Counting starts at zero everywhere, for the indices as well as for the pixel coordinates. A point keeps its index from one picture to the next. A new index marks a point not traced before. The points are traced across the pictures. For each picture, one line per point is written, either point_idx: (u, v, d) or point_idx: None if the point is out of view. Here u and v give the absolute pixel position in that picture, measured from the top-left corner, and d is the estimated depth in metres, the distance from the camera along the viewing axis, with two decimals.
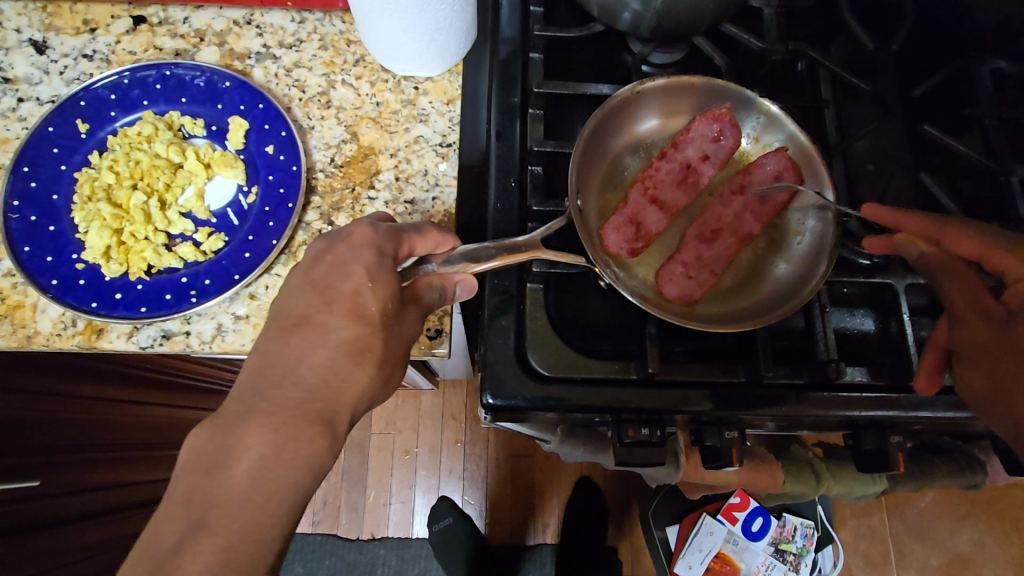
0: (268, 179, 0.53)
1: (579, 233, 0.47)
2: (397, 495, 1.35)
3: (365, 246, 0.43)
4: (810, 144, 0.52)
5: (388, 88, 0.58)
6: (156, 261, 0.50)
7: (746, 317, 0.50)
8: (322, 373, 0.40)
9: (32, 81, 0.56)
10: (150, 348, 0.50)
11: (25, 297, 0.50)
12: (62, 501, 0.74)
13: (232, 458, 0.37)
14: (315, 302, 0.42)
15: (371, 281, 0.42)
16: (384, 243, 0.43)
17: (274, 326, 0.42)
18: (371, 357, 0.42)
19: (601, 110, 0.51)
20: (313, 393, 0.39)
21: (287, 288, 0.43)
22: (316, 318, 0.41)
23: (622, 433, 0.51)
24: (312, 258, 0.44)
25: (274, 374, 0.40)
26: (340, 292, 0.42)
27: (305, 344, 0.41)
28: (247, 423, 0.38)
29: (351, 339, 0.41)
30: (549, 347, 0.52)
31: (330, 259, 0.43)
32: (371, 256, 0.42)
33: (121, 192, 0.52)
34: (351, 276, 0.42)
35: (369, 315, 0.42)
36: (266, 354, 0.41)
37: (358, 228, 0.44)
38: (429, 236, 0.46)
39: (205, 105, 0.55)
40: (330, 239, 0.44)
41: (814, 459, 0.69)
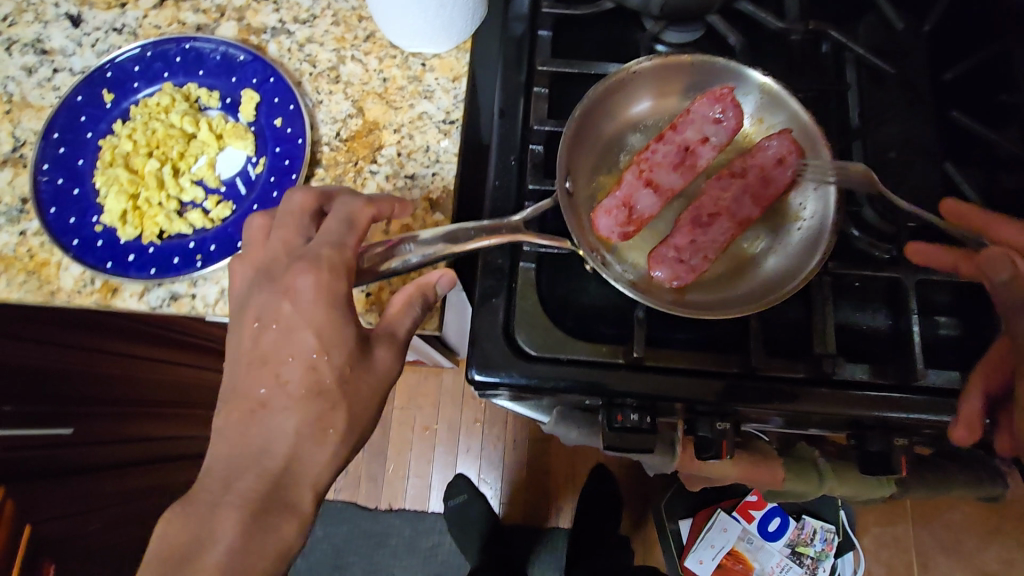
0: (275, 151, 0.55)
1: (565, 213, 0.48)
2: (415, 470, 1.39)
3: (313, 302, 0.44)
4: (812, 123, 0.50)
5: (395, 64, 0.58)
6: (167, 226, 0.53)
7: (731, 306, 0.49)
8: (287, 454, 0.43)
9: (67, 53, 0.59)
10: (159, 308, 0.52)
11: (51, 256, 0.53)
12: (94, 451, 0.81)
13: (203, 540, 0.39)
14: (271, 382, 0.44)
15: (323, 348, 0.44)
16: (337, 290, 0.44)
17: (233, 409, 0.44)
18: (333, 431, 0.44)
19: (600, 87, 0.50)
20: (280, 482, 0.42)
21: (237, 363, 0.45)
22: (274, 403, 0.44)
23: (612, 418, 0.52)
24: (260, 324, 0.45)
25: (240, 459, 0.43)
26: (292, 368, 0.44)
27: (266, 432, 0.43)
28: (217, 506, 0.41)
29: (310, 417, 0.43)
30: (540, 327, 0.52)
31: (280, 327, 0.45)
32: (321, 317, 0.44)
33: (138, 159, 0.54)
34: (302, 346, 0.44)
35: (327, 387, 0.44)
36: (229, 440, 0.43)
37: (299, 278, 0.44)
38: (361, 225, 0.47)
39: (220, 79, 0.57)
40: (275, 293, 0.45)
41: (820, 459, 0.66)
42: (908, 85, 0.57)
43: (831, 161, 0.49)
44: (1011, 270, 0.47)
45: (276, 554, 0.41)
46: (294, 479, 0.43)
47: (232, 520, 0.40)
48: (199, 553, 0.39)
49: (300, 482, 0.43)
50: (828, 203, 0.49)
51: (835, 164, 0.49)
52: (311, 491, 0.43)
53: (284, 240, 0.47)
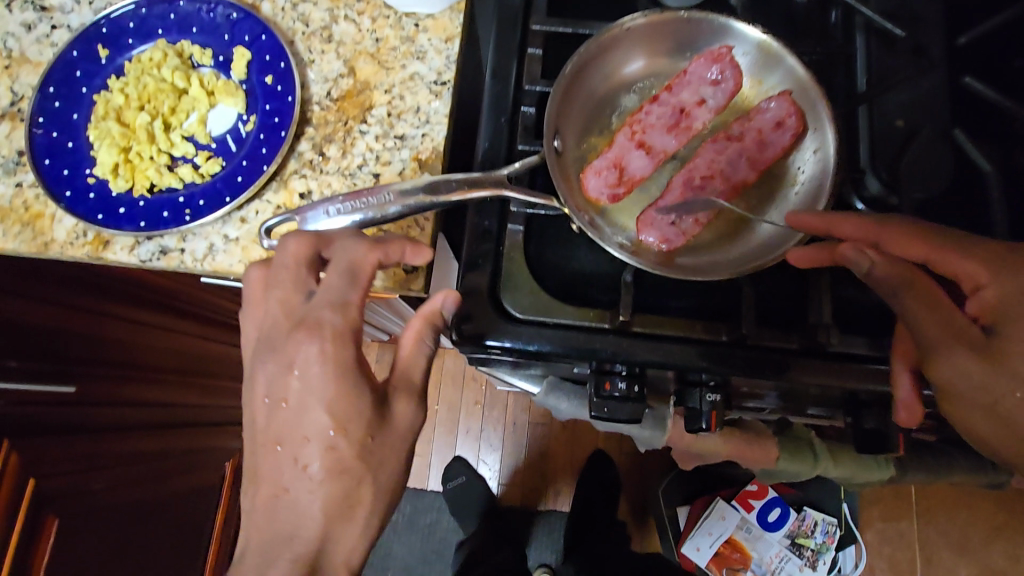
0: (265, 109, 0.54)
1: (551, 168, 0.47)
2: (415, 449, 1.40)
3: (322, 375, 0.43)
4: (811, 78, 0.48)
5: (388, 24, 0.58)
6: (158, 180, 0.53)
7: (721, 269, 0.48)
8: (319, 537, 0.42)
9: (65, 10, 0.59)
10: (149, 262, 0.53)
11: (46, 208, 0.54)
12: (94, 411, 0.82)
13: None
14: (287, 461, 0.43)
15: (338, 422, 0.43)
16: (340, 355, 0.43)
17: (258, 493, 0.43)
18: (359, 505, 0.43)
19: (594, 42, 0.49)
20: (311, 565, 0.41)
21: (253, 442, 0.45)
22: (295, 488, 0.43)
23: (600, 386, 0.51)
24: (270, 401, 0.45)
25: (272, 544, 0.42)
26: (308, 450, 0.43)
27: (294, 516, 0.42)
28: None
29: (337, 494, 0.43)
30: (524, 291, 0.51)
31: (292, 404, 0.43)
32: (332, 392, 0.43)
33: (130, 113, 0.54)
34: (315, 422, 0.43)
35: (350, 464, 0.43)
36: (257, 526, 0.43)
37: (302, 349, 0.43)
38: (363, 279, 0.44)
39: (213, 37, 0.57)
40: (279, 366, 0.44)
41: (816, 440, 0.66)
42: (918, 50, 0.55)
43: (828, 117, 0.48)
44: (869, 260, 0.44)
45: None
46: (326, 558, 0.42)
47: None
48: None
49: (333, 555, 0.43)
50: (828, 161, 0.47)
51: (832, 122, 0.47)
52: (343, 562, 0.43)
53: (280, 297, 0.46)
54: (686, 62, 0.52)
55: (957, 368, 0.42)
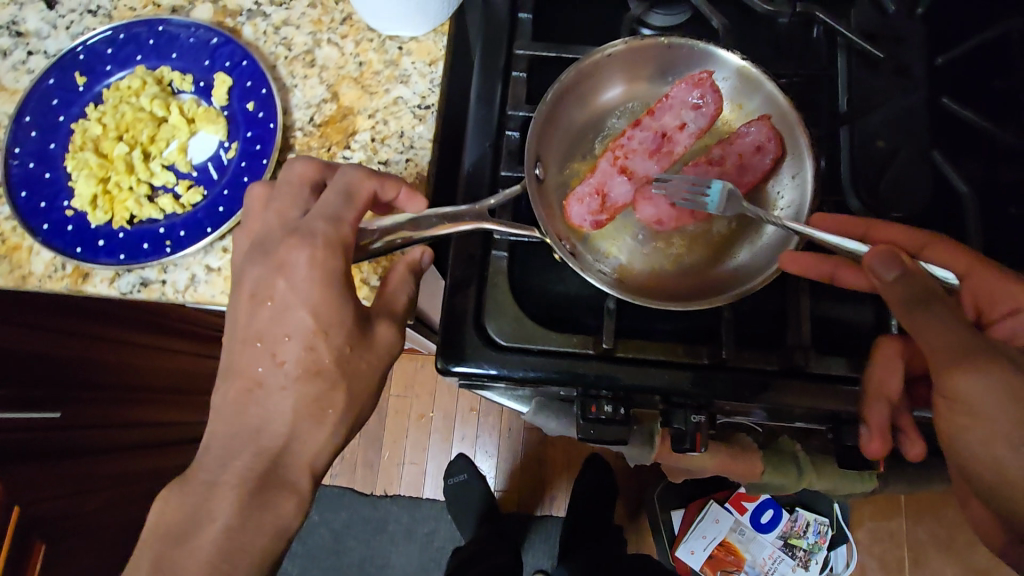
0: (247, 136, 0.54)
1: (533, 197, 0.46)
2: (411, 457, 1.39)
3: (307, 283, 0.46)
4: (790, 105, 0.47)
5: (371, 48, 0.57)
6: (138, 211, 0.52)
7: (700, 296, 0.47)
8: (285, 434, 0.45)
9: (42, 35, 0.59)
10: (130, 295, 0.52)
11: (23, 240, 0.53)
12: (85, 434, 0.81)
13: (198, 521, 0.43)
14: (266, 359, 0.46)
15: (320, 326, 0.46)
16: (328, 263, 0.46)
17: (235, 388, 0.47)
18: (332, 411, 0.46)
19: (574, 69, 0.48)
20: (275, 460, 0.45)
21: (234, 340, 0.48)
22: (271, 383, 0.46)
23: (586, 409, 0.51)
24: (253, 298, 0.47)
25: (240, 437, 0.46)
26: (288, 348, 0.46)
27: (266, 411, 0.46)
28: (211, 487, 0.44)
29: (309, 398, 0.46)
30: (510, 316, 0.51)
31: (275, 303, 0.46)
32: (316, 295, 0.45)
33: (107, 143, 0.53)
34: (297, 321, 0.46)
35: (325, 366, 0.46)
36: (224, 421, 0.46)
37: (292, 255, 0.46)
38: (359, 204, 0.48)
39: (193, 62, 0.56)
40: (270, 269, 0.47)
41: (800, 451, 0.63)
42: (902, 68, 0.55)
43: (807, 145, 0.47)
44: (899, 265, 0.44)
45: (271, 531, 0.44)
46: (290, 458, 0.46)
47: (227, 501, 0.43)
48: (195, 532, 0.43)
49: (294, 461, 0.46)
50: (805, 194, 0.47)
51: (810, 152, 0.46)
52: (305, 471, 0.47)
53: (275, 209, 0.48)
54: (668, 85, 0.52)
55: (985, 382, 0.41)
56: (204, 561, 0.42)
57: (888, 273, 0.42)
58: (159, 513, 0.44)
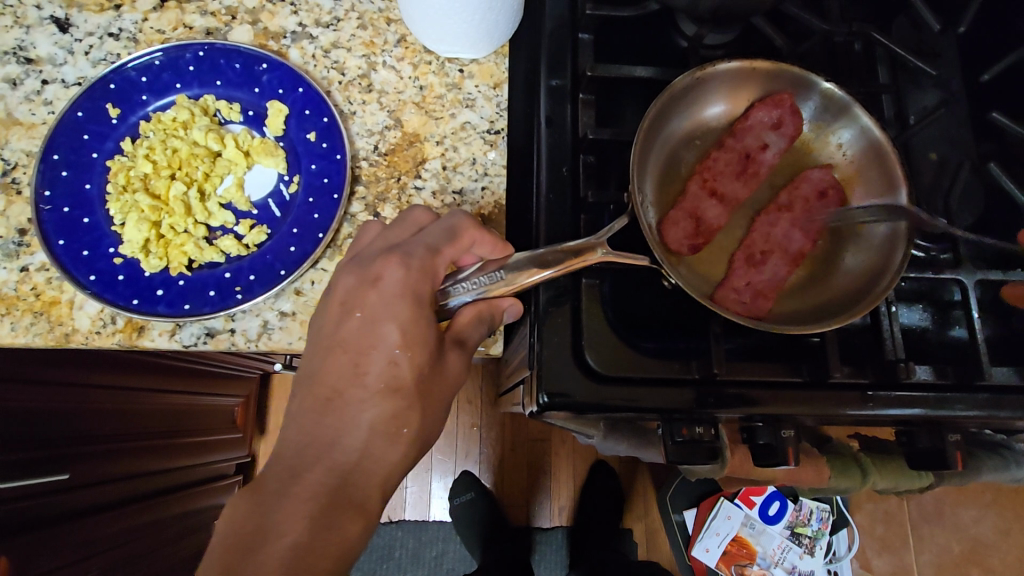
0: (311, 168, 0.50)
1: (643, 230, 0.45)
2: (414, 478, 1.36)
3: (399, 294, 0.39)
4: (885, 137, 0.49)
5: (431, 71, 0.55)
6: (197, 255, 0.48)
7: (809, 319, 0.49)
8: (357, 454, 0.37)
9: (56, 61, 0.52)
10: (193, 346, 0.48)
11: (61, 293, 0.47)
12: (95, 492, 0.73)
13: (263, 539, 0.35)
14: (348, 371, 0.39)
15: (404, 345, 0.38)
16: (419, 286, 0.39)
17: (309, 397, 0.39)
18: (407, 432, 0.39)
19: (666, 93, 0.49)
20: (346, 478, 0.37)
21: (315, 348, 0.40)
22: (350, 394, 0.38)
23: (674, 431, 0.49)
24: (342, 302, 0.40)
25: (308, 453, 0.37)
26: (373, 360, 0.38)
27: (342, 425, 0.38)
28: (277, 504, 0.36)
29: (387, 415, 0.38)
30: (603, 344, 0.50)
31: (362, 313, 0.39)
32: (406, 310, 0.39)
33: (160, 182, 0.50)
34: (385, 338, 0.38)
35: (407, 385, 0.38)
36: (296, 430, 0.38)
37: (389, 267, 0.39)
38: (464, 237, 0.42)
39: (241, 89, 0.52)
40: (362, 280, 0.40)
41: (859, 454, 0.68)
42: (941, 87, 0.58)
43: (902, 181, 0.49)
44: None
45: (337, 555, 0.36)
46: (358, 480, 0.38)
47: (295, 513, 0.35)
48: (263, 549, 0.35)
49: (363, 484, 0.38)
50: (898, 209, 0.49)
51: (905, 183, 0.49)
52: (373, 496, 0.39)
53: (386, 232, 0.43)
54: (745, 107, 0.52)
55: None
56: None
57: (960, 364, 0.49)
58: (230, 521, 0.36)
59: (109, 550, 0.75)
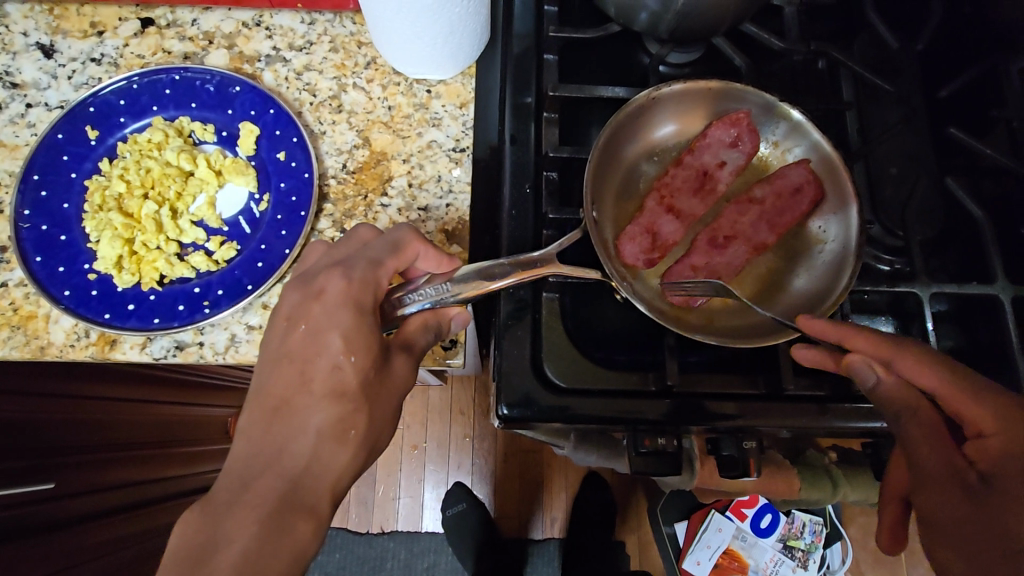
0: (280, 187, 0.52)
1: (595, 246, 0.46)
2: (406, 489, 1.35)
3: (341, 303, 0.40)
4: (835, 153, 0.51)
5: (400, 92, 0.57)
6: (168, 271, 0.50)
7: (765, 331, 0.49)
8: (305, 461, 0.39)
9: (40, 86, 0.55)
10: (163, 359, 0.49)
11: (38, 308, 0.49)
12: (82, 501, 0.74)
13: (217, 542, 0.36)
14: (294, 382, 0.40)
15: (347, 349, 0.40)
16: (361, 295, 0.41)
17: (256, 409, 0.40)
18: (355, 435, 0.40)
19: (620, 114, 0.51)
20: (295, 484, 0.38)
21: (264, 362, 0.42)
22: (297, 401, 0.40)
23: (638, 442, 0.50)
24: (288, 315, 0.42)
25: (263, 457, 0.39)
26: (318, 368, 0.40)
27: (289, 431, 0.39)
28: (231, 509, 0.37)
29: (334, 419, 0.39)
30: (563, 357, 0.51)
31: (306, 324, 0.41)
32: (349, 318, 0.40)
33: (133, 202, 0.51)
34: (328, 348, 0.40)
35: (351, 390, 0.40)
36: (250, 441, 0.39)
37: (331, 279, 0.41)
38: (408, 250, 0.44)
39: (215, 111, 0.54)
40: (306, 295, 0.41)
41: (832, 467, 0.69)
42: (902, 103, 0.59)
43: (852, 200, 0.50)
44: (876, 375, 0.43)
45: (291, 556, 0.37)
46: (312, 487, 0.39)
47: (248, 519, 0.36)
48: (216, 553, 0.35)
49: (317, 490, 0.39)
50: (850, 226, 0.50)
51: (855, 197, 0.50)
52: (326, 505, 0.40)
53: (332, 249, 0.45)
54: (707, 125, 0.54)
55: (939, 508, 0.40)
56: None
57: (868, 380, 0.43)
58: (178, 538, 0.36)
59: (94, 560, 0.75)
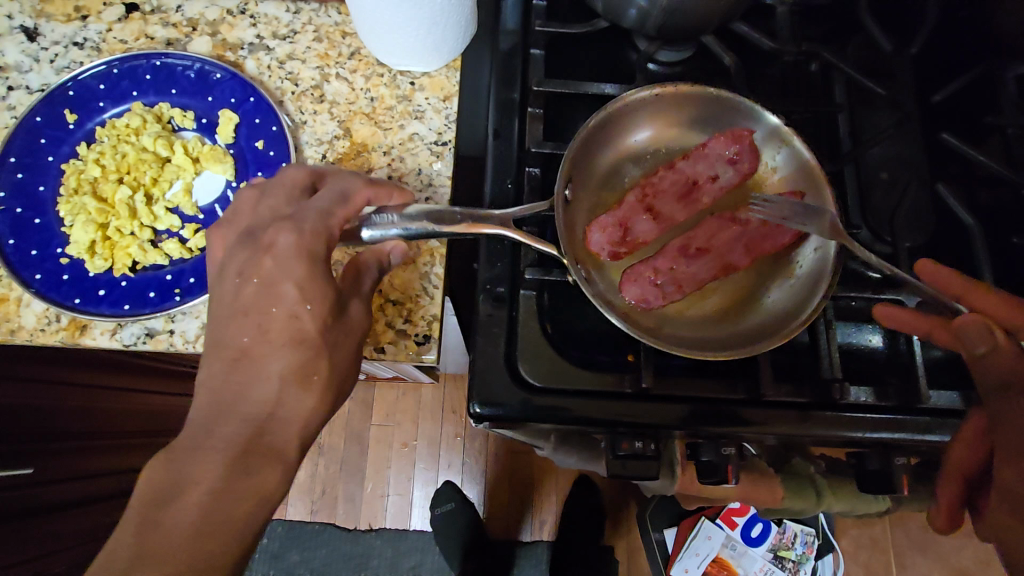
0: (257, 176, 0.51)
1: (559, 227, 0.46)
2: (395, 487, 1.34)
3: (294, 254, 0.41)
4: (827, 185, 0.49)
5: (383, 83, 0.56)
6: (141, 257, 0.49)
7: (719, 344, 0.48)
8: (269, 412, 0.39)
9: (22, 69, 0.54)
10: (134, 346, 0.48)
11: (10, 291, 0.48)
12: (62, 488, 0.73)
13: (178, 490, 0.36)
14: (252, 331, 0.40)
15: (304, 300, 0.40)
16: (313, 247, 0.41)
17: (215, 359, 0.40)
18: (318, 378, 0.40)
19: (616, 103, 0.50)
20: (260, 428, 0.39)
21: (218, 316, 0.42)
22: (256, 350, 0.40)
23: (616, 445, 0.49)
24: (238, 272, 0.42)
25: (223, 405, 0.39)
26: (276, 317, 0.40)
27: (248, 378, 0.39)
28: (194, 455, 0.37)
29: (295, 364, 0.40)
30: (539, 356, 0.50)
31: (259, 278, 0.41)
32: (302, 267, 0.40)
33: (107, 186, 0.51)
34: (284, 298, 0.40)
35: (310, 337, 0.40)
36: (208, 391, 0.39)
37: (281, 234, 0.41)
38: (355, 197, 0.44)
39: (195, 98, 0.53)
40: (253, 251, 0.41)
41: (818, 475, 0.66)
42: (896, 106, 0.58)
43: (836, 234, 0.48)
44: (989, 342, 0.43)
45: (256, 499, 0.38)
46: (275, 431, 0.39)
47: (210, 467, 0.37)
48: (175, 498, 0.36)
49: (280, 437, 0.39)
50: (826, 259, 0.48)
51: None
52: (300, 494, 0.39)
53: (268, 201, 0.44)
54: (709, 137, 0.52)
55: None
56: (181, 538, 0.36)
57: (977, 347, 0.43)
58: (142, 481, 0.37)
59: (71, 548, 0.75)
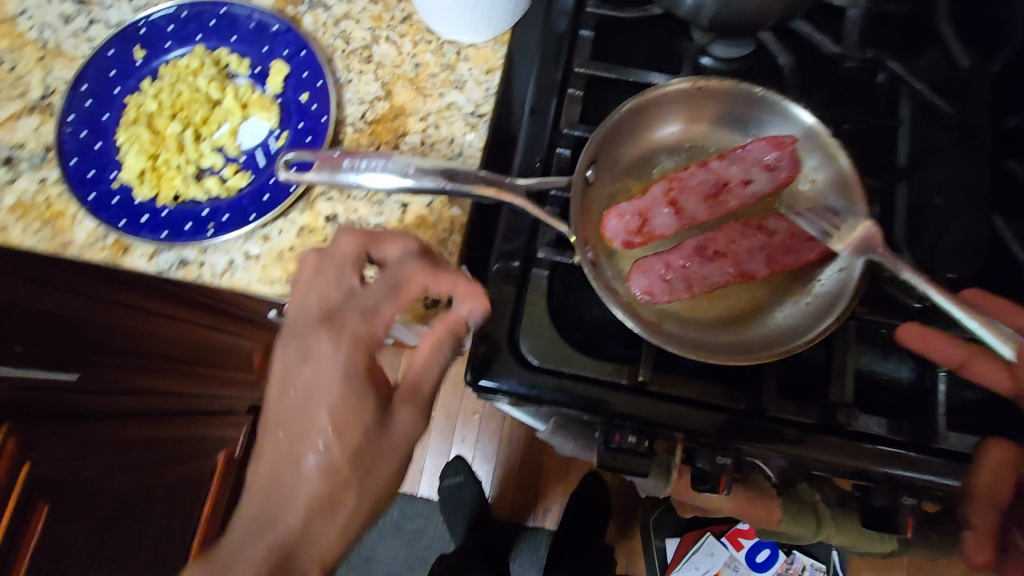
0: (298, 127, 0.54)
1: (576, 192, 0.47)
2: (409, 452, 1.39)
3: (334, 379, 0.43)
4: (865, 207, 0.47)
5: (429, 50, 0.57)
6: (184, 190, 0.52)
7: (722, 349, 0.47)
8: (307, 499, 0.42)
9: (105, 5, 0.59)
10: (167, 272, 0.52)
11: (68, 207, 0.53)
12: (102, 399, 0.80)
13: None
14: (288, 445, 0.43)
15: (345, 401, 0.43)
16: (360, 347, 0.44)
17: (247, 525, 0.42)
18: (349, 496, 0.43)
19: (658, 91, 0.49)
20: (289, 555, 0.41)
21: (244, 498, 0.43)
22: (284, 502, 0.42)
23: (609, 437, 0.49)
24: (285, 367, 0.44)
25: (260, 523, 0.42)
26: (307, 452, 0.43)
27: (285, 498, 0.42)
28: (241, 550, 0.40)
29: (330, 465, 0.42)
30: (542, 337, 0.50)
31: (302, 387, 0.44)
32: (341, 408, 0.43)
33: (162, 121, 0.54)
34: (320, 424, 0.43)
35: (341, 472, 0.42)
36: (250, 500, 0.42)
37: (321, 343, 0.44)
38: (407, 289, 0.44)
39: (252, 47, 0.56)
40: (296, 353, 0.44)
41: (820, 504, 0.64)
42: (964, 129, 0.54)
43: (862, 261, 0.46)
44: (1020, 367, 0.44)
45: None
46: (306, 552, 0.42)
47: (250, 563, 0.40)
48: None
49: None
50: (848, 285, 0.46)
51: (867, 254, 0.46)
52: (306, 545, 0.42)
53: (314, 280, 0.45)
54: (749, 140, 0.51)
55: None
56: None
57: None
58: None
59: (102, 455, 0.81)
